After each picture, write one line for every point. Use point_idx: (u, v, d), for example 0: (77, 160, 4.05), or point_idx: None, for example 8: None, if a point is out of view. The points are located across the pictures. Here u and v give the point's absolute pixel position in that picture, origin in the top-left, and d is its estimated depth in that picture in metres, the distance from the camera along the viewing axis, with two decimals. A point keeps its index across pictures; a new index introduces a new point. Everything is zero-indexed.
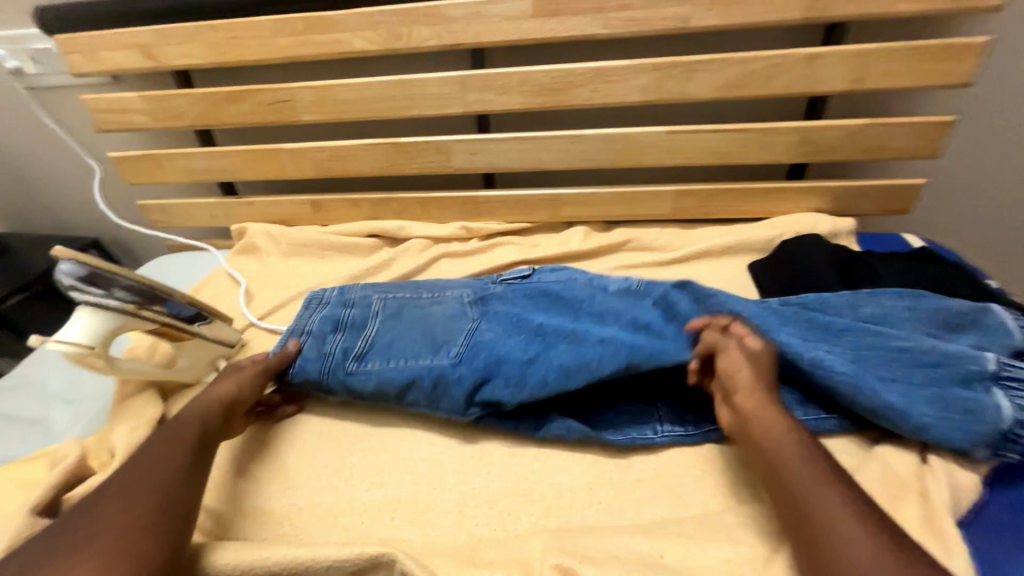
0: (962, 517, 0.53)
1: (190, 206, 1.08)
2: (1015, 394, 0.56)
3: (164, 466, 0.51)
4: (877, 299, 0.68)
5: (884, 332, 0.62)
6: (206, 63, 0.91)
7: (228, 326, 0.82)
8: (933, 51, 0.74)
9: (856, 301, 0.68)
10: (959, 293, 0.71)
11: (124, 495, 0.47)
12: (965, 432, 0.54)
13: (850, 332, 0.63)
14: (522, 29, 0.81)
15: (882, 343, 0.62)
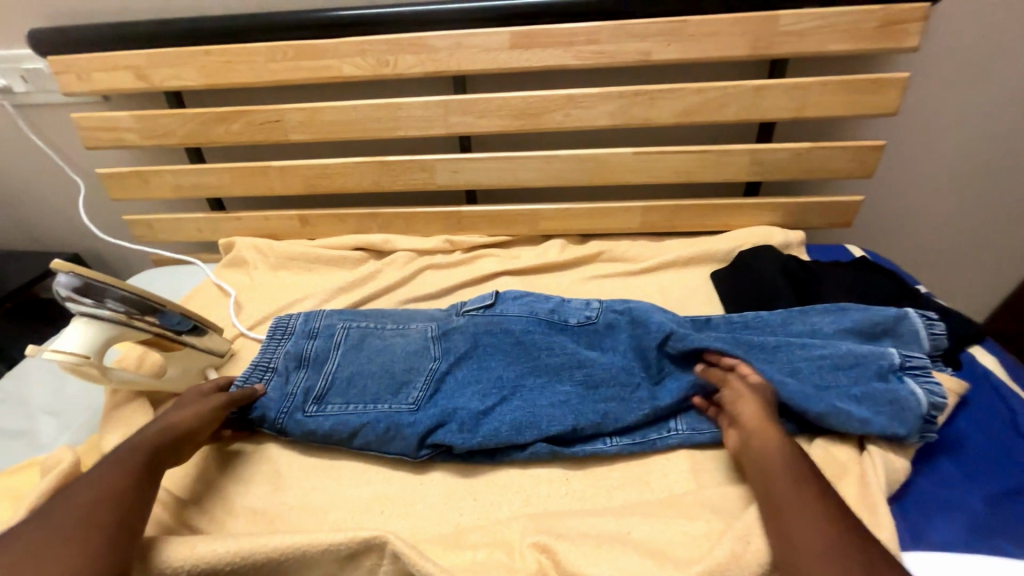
0: (894, 495, 0.59)
1: (178, 221, 1.11)
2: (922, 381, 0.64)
3: (121, 471, 0.53)
4: (807, 316, 0.75)
5: (809, 344, 0.69)
6: (198, 85, 0.95)
7: (220, 337, 0.84)
8: (861, 85, 0.84)
9: (788, 319, 0.76)
10: (892, 297, 0.80)
11: (90, 489, 0.51)
12: (894, 423, 0.60)
13: (781, 348, 0.69)
14: (501, 59, 0.88)
15: (808, 354, 0.68)
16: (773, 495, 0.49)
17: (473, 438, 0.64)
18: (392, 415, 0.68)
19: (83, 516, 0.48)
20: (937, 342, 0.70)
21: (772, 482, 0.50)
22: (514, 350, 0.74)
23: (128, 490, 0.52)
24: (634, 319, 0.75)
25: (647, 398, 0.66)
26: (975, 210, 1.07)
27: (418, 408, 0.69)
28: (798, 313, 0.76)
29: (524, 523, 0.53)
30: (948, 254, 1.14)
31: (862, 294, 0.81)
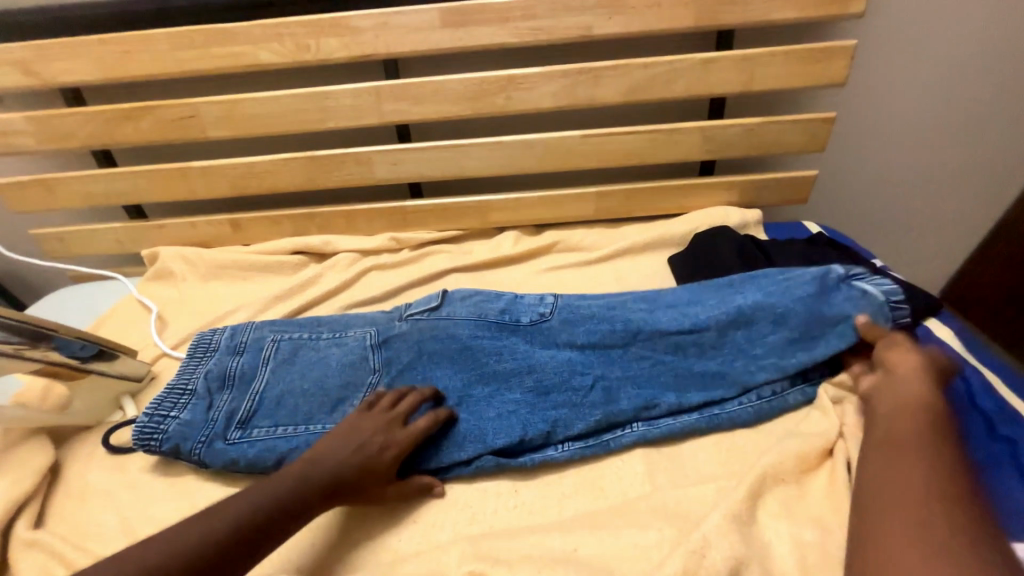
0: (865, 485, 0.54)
1: (92, 233, 1.00)
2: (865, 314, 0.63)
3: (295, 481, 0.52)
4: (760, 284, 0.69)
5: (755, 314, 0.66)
6: (96, 80, 0.85)
7: (137, 361, 0.76)
8: (811, 55, 0.81)
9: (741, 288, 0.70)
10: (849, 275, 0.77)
11: (273, 487, 0.51)
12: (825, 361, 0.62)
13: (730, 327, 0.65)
14: (432, 39, 0.81)
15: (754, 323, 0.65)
16: (888, 456, 0.45)
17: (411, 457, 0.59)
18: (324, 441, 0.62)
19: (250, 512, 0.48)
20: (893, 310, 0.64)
21: (894, 450, 0.46)
22: (462, 356, 0.67)
23: (294, 496, 0.51)
24: (593, 315, 0.70)
25: (599, 403, 0.61)
26: (926, 179, 1.07)
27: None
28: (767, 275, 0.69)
29: (461, 547, 0.48)
30: (903, 225, 1.14)
31: None
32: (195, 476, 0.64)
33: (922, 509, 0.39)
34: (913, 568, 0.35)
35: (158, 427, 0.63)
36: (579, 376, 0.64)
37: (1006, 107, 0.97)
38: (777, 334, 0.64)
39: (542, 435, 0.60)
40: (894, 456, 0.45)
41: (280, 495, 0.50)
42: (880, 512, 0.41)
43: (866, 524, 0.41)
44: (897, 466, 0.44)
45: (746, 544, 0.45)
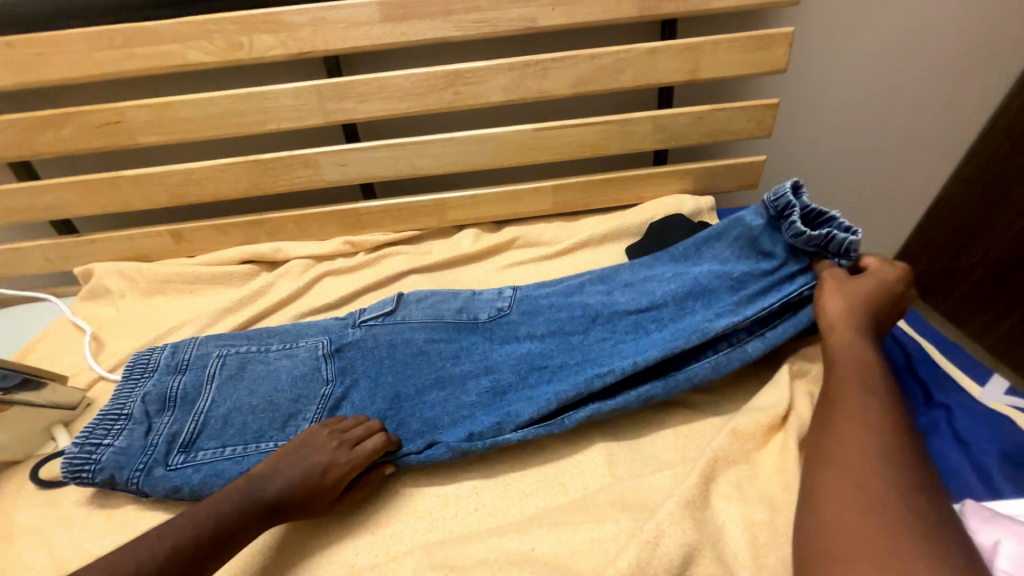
0: None
1: (17, 251, 0.93)
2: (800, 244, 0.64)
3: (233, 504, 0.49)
4: (709, 253, 0.71)
5: (705, 281, 0.68)
6: (7, 85, 0.78)
7: (68, 386, 0.71)
8: (751, 42, 0.82)
9: (692, 258, 0.72)
10: None
11: (212, 507, 0.49)
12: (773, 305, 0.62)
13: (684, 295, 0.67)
14: (372, 34, 0.79)
15: (705, 286, 0.67)
16: (837, 411, 0.48)
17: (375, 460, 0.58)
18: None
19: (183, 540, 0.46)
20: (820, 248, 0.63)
21: (842, 403, 0.48)
22: (419, 364, 0.66)
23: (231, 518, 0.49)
24: (552, 307, 0.70)
25: (554, 387, 0.61)
26: (868, 158, 1.11)
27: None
28: (715, 241, 0.72)
29: (417, 556, 0.47)
30: (849, 203, 1.18)
31: None
32: (136, 505, 0.60)
33: (872, 473, 0.41)
34: (845, 523, 0.39)
35: (90, 457, 0.58)
36: (535, 380, 0.63)
37: (936, 86, 1.02)
38: (731, 296, 0.65)
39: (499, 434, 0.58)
40: (842, 418, 0.47)
41: (223, 515, 0.48)
42: (833, 474, 0.42)
43: (819, 485, 0.42)
44: (846, 429, 0.45)
45: (699, 529, 0.45)
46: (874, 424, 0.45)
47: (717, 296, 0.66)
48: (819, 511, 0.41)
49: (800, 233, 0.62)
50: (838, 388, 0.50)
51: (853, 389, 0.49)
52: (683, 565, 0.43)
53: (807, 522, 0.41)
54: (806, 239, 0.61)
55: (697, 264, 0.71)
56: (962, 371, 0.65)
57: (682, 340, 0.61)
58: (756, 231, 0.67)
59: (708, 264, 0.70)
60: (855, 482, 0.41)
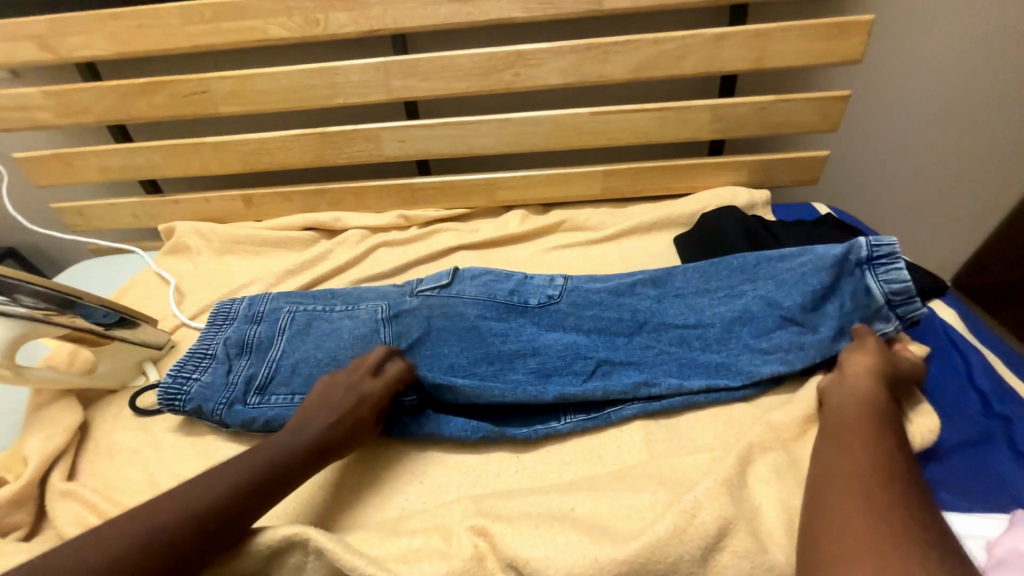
0: None
1: (110, 207, 1.03)
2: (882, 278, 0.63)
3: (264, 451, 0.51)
4: (772, 271, 0.68)
5: (760, 310, 0.66)
6: (111, 54, 0.86)
7: (157, 328, 0.80)
8: (826, 30, 0.79)
9: (752, 276, 0.69)
10: None
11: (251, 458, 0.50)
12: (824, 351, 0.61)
13: (734, 322, 0.66)
14: (440, 14, 0.81)
15: (757, 318, 0.66)
16: (843, 439, 0.47)
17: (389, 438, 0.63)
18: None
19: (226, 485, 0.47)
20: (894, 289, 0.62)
21: (848, 433, 0.47)
22: (471, 339, 0.69)
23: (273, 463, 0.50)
24: (601, 301, 0.72)
25: (598, 385, 0.63)
26: (945, 159, 1.04)
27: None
28: (778, 262, 0.68)
29: (465, 505, 0.50)
30: (915, 209, 1.13)
31: None
32: (215, 436, 0.67)
33: (868, 488, 0.41)
34: (855, 543, 0.37)
35: (182, 388, 0.66)
36: (581, 362, 0.66)
37: None
38: (782, 331, 0.64)
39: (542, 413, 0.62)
40: (842, 441, 0.47)
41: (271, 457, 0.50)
42: (830, 491, 0.42)
43: (816, 503, 0.42)
44: (848, 451, 0.45)
45: (736, 506, 0.46)
46: (878, 452, 0.44)
47: (768, 329, 0.65)
48: (816, 524, 0.41)
49: (898, 281, 0.62)
50: (842, 417, 0.50)
51: (862, 421, 0.48)
52: (718, 537, 0.45)
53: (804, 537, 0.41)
54: (898, 288, 0.62)
55: (754, 282, 0.68)
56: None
57: (722, 377, 0.63)
58: (853, 244, 0.64)
59: (765, 287, 0.68)
60: (852, 497, 0.41)
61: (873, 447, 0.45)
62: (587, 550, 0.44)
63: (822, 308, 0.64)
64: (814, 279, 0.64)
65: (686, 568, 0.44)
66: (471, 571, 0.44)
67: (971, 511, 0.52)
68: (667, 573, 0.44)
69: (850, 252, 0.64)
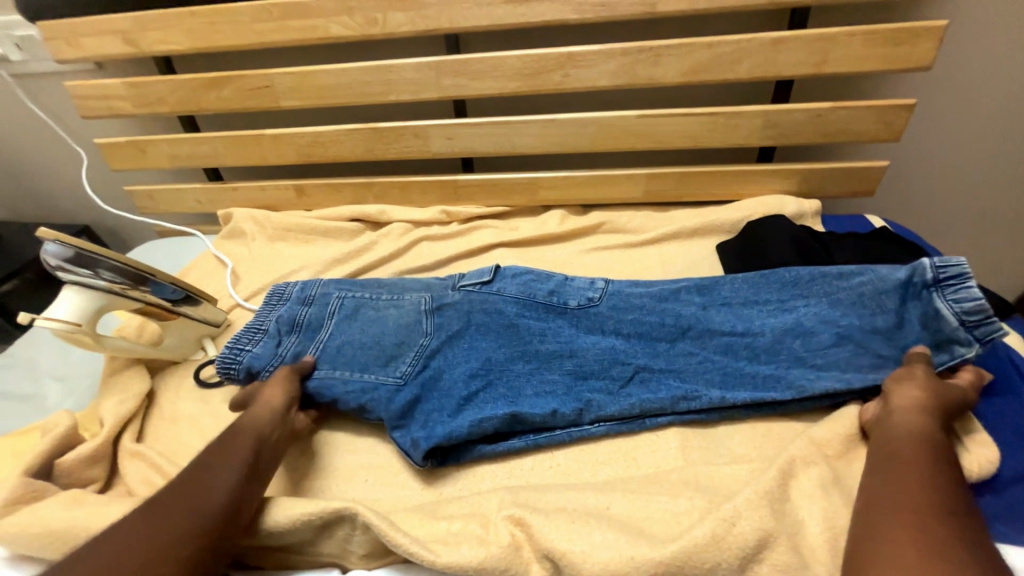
0: None
1: (176, 192, 1.10)
2: (953, 298, 0.59)
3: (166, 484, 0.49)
4: (827, 289, 0.67)
5: (813, 329, 0.64)
6: (186, 50, 0.92)
7: (216, 307, 0.85)
8: (894, 35, 0.75)
9: (804, 292, 0.68)
10: None
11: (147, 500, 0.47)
12: (876, 376, 0.60)
13: (784, 338, 0.65)
14: (494, 15, 0.82)
15: (809, 337, 0.64)
16: (892, 473, 0.45)
17: (409, 426, 0.63)
18: (374, 386, 0.67)
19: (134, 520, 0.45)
20: (967, 308, 0.59)
21: (896, 467, 0.46)
22: (511, 338, 0.70)
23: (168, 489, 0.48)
24: (643, 306, 0.72)
25: (636, 394, 0.63)
26: (1019, 174, 0.98)
27: (403, 383, 0.67)
28: (835, 279, 0.67)
29: (502, 495, 0.52)
30: (981, 226, 1.06)
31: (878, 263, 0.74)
32: None
33: (919, 520, 0.39)
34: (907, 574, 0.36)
35: (236, 358, 0.72)
36: (619, 367, 0.66)
37: None
38: (837, 351, 0.62)
39: (575, 419, 0.62)
40: (891, 474, 0.45)
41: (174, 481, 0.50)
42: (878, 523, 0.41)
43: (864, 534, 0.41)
44: (897, 483, 0.44)
45: (778, 519, 0.46)
46: (930, 486, 0.42)
47: (822, 346, 0.63)
48: (864, 553, 0.39)
49: (969, 300, 0.58)
50: (890, 450, 0.48)
51: (913, 455, 0.46)
52: (756, 548, 0.45)
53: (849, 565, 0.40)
54: (971, 308, 0.58)
55: (807, 298, 0.67)
56: None
57: (771, 389, 0.61)
58: (917, 266, 0.62)
59: (818, 305, 0.66)
60: (902, 530, 0.39)
61: (926, 479, 0.43)
62: (624, 549, 0.44)
63: (881, 332, 0.62)
64: (871, 302, 0.63)
65: (723, 575, 0.44)
66: (508, 558, 0.46)
67: None
68: None
69: (913, 274, 0.62)
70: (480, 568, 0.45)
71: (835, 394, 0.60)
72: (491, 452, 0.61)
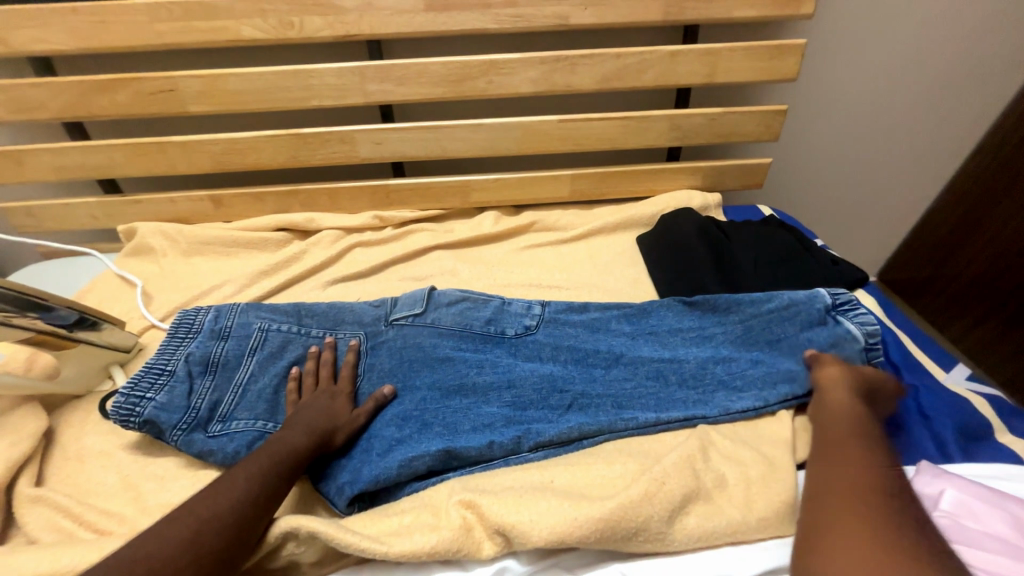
0: None
1: (64, 207, 0.98)
2: (851, 320, 0.69)
3: (216, 499, 0.49)
4: (739, 314, 0.73)
5: (731, 355, 0.69)
6: (69, 49, 0.83)
7: (124, 330, 0.77)
8: (766, 51, 0.88)
9: (721, 319, 0.74)
10: (810, 276, 0.82)
11: (188, 509, 0.48)
12: (787, 389, 0.64)
13: (708, 362, 0.69)
14: (415, 22, 0.84)
15: (729, 361, 0.69)
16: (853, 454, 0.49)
17: (334, 473, 0.61)
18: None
19: (181, 525, 0.46)
20: (868, 328, 0.68)
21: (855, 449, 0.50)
22: (444, 370, 0.69)
23: (207, 503, 0.48)
24: (578, 334, 0.75)
25: (575, 417, 0.64)
26: (868, 168, 1.18)
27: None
28: (748, 305, 0.73)
29: (451, 484, 0.55)
30: (845, 213, 1.27)
31: (768, 263, 0.85)
32: None
33: (854, 495, 0.44)
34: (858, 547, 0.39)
35: (135, 408, 0.63)
36: (558, 395, 0.66)
37: (938, 104, 1.09)
38: (754, 369, 0.67)
39: (514, 452, 0.61)
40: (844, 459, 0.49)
41: (221, 499, 0.49)
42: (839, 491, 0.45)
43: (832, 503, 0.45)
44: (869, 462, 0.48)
45: (697, 479, 0.54)
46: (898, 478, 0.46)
47: (740, 370, 0.67)
48: (830, 522, 0.43)
49: (868, 322, 0.68)
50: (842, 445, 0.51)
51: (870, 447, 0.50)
52: (683, 501, 0.52)
53: (805, 535, 0.44)
54: (870, 329, 0.68)
55: (723, 325, 0.73)
56: (931, 360, 0.75)
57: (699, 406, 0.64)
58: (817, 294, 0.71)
59: (733, 329, 0.73)
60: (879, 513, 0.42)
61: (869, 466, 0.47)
62: (568, 512, 0.49)
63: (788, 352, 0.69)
64: (777, 325, 0.71)
65: (656, 527, 0.50)
66: (461, 540, 0.49)
67: None
68: (638, 532, 0.50)
69: (817, 301, 0.70)
70: (435, 552, 0.48)
71: (761, 406, 0.63)
72: (419, 490, 0.58)
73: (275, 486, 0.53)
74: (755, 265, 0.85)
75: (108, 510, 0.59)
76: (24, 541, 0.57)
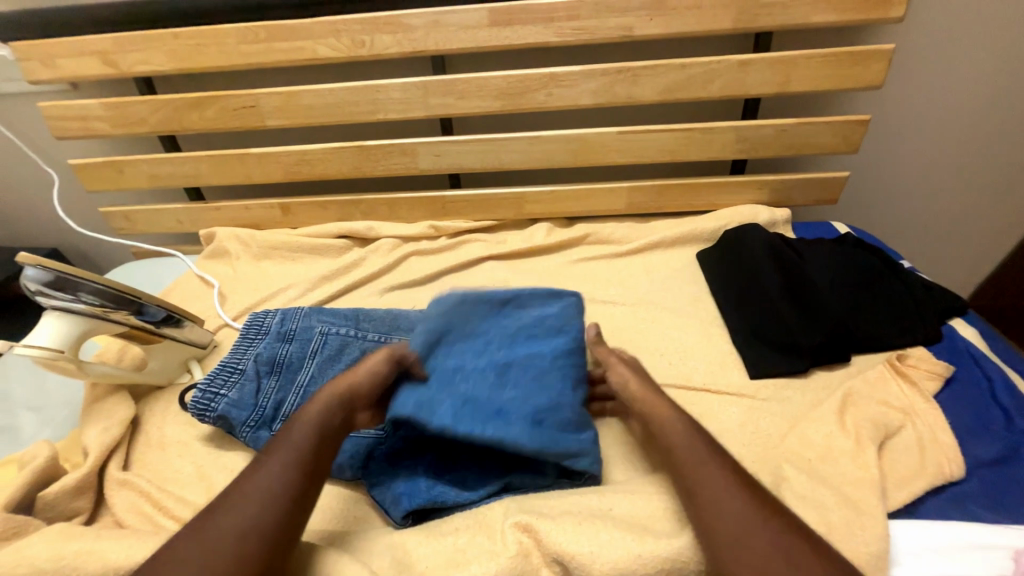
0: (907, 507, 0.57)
1: (155, 212, 1.08)
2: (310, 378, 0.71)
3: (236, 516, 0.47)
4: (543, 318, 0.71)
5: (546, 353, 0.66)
6: (169, 70, 0.91)
7: (202, 328, 0.82)
8: (848, 57, 0.82)
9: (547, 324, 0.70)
10: (893, 303, 0.76)
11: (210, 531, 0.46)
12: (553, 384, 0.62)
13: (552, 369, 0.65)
14: (480, 37, 0.86)
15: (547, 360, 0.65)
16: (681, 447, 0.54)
17: (387, 482, 0.60)
18: None
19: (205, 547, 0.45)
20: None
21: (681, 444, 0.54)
22: None
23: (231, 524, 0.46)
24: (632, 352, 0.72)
25: None
26: (961, 183, 1.07)
27: None
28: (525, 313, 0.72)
29: (507, 504, 0.54)
30: (932, 232, 1.15)
31: (849, 285, 0.78)
32: None
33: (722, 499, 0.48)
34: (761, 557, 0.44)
35: (210, 404, 0.68)
36: None
37: None
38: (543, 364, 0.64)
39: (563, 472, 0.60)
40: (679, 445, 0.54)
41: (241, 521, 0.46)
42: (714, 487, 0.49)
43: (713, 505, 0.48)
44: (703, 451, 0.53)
45: None
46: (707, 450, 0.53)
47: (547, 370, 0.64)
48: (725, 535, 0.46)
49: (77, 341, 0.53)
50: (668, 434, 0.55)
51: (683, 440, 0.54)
52: None
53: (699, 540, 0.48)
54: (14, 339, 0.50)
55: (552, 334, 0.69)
56: None
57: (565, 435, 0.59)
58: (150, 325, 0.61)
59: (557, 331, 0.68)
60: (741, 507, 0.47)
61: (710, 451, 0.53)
62: (631, 547, 0.48)
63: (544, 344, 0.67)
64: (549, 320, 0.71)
65: None
66: (519, 566, 0.48)
67: (993, 521, 0.55)
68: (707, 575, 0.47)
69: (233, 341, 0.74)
70: None
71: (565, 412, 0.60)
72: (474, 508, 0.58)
73: (295, 494, 0.50)
74: (831, 285, 0.78)
75: (184, 499, 0.63)
76: (112, 521, 0.63)
